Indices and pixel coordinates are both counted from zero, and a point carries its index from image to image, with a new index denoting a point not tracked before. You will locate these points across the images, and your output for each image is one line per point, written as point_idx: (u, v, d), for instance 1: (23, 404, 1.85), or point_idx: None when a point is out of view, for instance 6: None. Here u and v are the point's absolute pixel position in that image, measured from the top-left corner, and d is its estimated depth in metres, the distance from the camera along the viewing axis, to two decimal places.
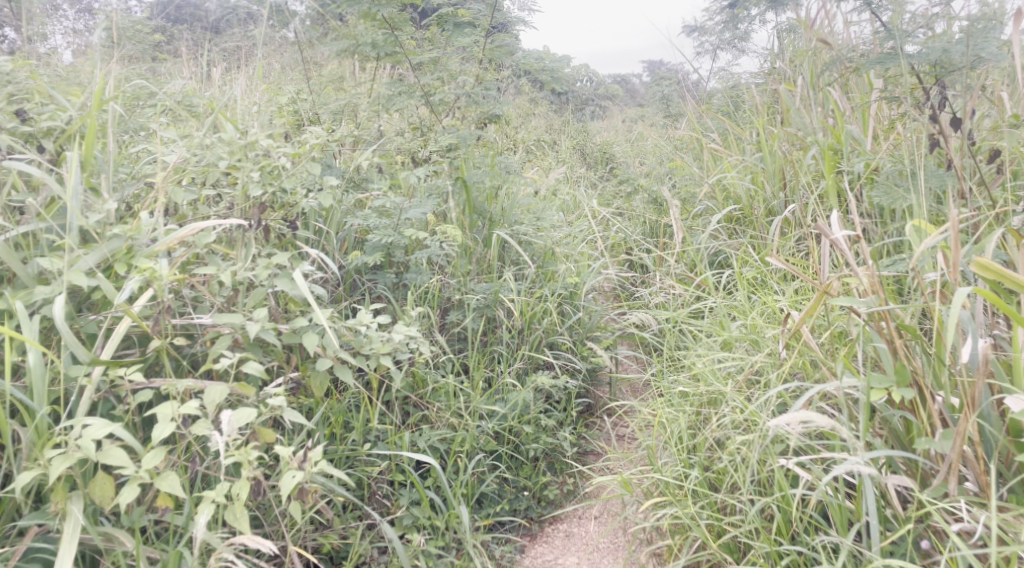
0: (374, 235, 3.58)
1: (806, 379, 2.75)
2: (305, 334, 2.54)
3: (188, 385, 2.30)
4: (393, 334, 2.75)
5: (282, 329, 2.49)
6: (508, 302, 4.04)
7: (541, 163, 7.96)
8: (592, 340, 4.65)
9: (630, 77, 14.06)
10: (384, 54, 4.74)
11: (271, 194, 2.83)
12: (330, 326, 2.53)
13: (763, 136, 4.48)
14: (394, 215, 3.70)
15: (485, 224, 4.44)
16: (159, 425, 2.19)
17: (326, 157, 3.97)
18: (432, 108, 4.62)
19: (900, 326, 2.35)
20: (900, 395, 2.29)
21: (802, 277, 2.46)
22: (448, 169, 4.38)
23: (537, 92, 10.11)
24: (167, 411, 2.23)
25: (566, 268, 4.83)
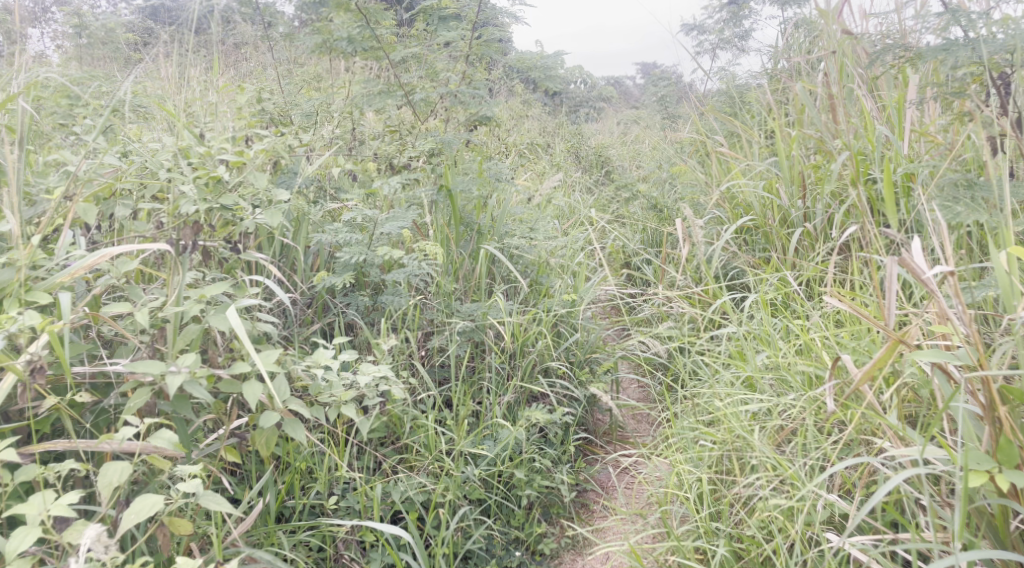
0: (344, 253, 3.18)
1: (856, 436, 2.39)
2: (247, 381, 2.10)
3: (71, 468, 1.96)
4: (358, 378, 2.34)
5: (218, 376, 2.06)
6: (498, 324, 3.65)
7: (534, 167, 7.57)
8: (592, 363, 4.26)
9: (623, 79, 13.68)
10: (362, 50, 4.34)
11: (213, 212, 2.41)
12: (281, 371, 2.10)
13: (777, 139, 4.10)
14: (368, 230, 3.31)
15: (473, 238, 4.05)
16: (21, 534, 1.87)
17: (293, 165, 3.58)
18: (414, 109, 4.22)
19: (1006, 392, 2.03)
20: (1009, 482, 1.97)
21: (868, 319, 2.17)
22: (431, 178, 3.99)
23: (530, 93, 9.71)
24: (34, 512, 1.91)
25: (562, 284, 4.44)
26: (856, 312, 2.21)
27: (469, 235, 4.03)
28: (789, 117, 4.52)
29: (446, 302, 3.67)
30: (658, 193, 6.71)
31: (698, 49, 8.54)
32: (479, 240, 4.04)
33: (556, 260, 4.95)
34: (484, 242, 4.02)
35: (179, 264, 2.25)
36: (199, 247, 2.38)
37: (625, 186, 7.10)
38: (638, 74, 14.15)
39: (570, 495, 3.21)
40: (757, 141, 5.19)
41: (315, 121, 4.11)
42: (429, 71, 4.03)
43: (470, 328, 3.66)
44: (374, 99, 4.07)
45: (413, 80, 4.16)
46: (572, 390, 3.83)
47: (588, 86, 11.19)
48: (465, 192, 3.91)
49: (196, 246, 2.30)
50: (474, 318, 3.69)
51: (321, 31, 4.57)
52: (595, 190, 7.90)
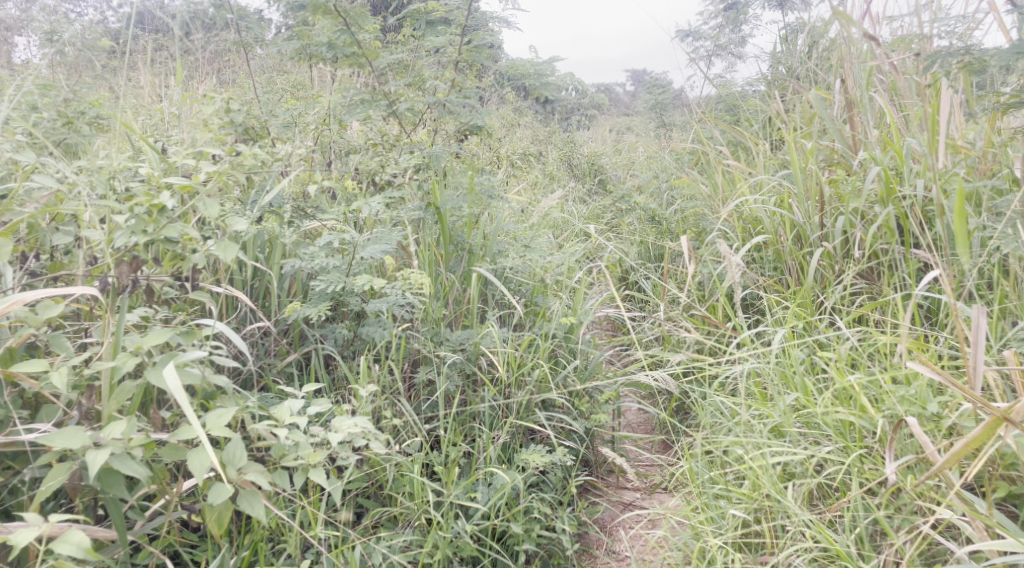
0: (319, 281, 2.88)
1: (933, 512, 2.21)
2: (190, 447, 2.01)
3: None
4: (327, 436, 2.16)
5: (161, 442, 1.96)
6: (490, 354, 3.37)
7: (527, 178, 7.29)
8: (593, 391, 3.99)
9: (613, 86, 13.43)
10: (343, 56, 4.07)
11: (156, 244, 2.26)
12: (234, 435, 1.99)
13: (789, 152, 3.84)
14: (347, 253, 3.02)
15: (464, 258, 3.78)
16: None
17: (266, 184, 3.29)
18: (399, 119, 3.93)
19: None
20: None
21: (965, 392, 2.10)
22: (417, 194, 3.72)
23: (521, 100, 9.45)
24: None
25: (559, 304, 4.18)
26: (949, 382, 2.14)
27: (459, 255, 3.77)
28: (799, 127, 4.26)
29: (435, 330, 3.40)
30: (657, 204, 6.45)
31: (694, 55, 8.29)
32: (470, 260, 3.77)
33: (552, 278, 4.68)
34: (475, 262, 3.75)
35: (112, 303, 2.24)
36: (139, 284, 2.33)
37: (621, 197, 6.84)
38: (629, 81, 13.92)
39: (573, 546, 2.91)
40: (763, 151, 4.94)
41: (293, 133, 3.84)
42: (417, 79, 3.76)
43: (461, 358, 3.39)
44: (357, 109, 3.79)
45: (398, 88, 3.88)
46: (573, 425, 3.58)
47: (580, 92, 10.94)
48: (454, 210, 3.64)
49: (133, 284, 2.29)
50: (465, 347, 3.42)
51: (299, 36, 4.29)
52: (590, 200, 7.62)
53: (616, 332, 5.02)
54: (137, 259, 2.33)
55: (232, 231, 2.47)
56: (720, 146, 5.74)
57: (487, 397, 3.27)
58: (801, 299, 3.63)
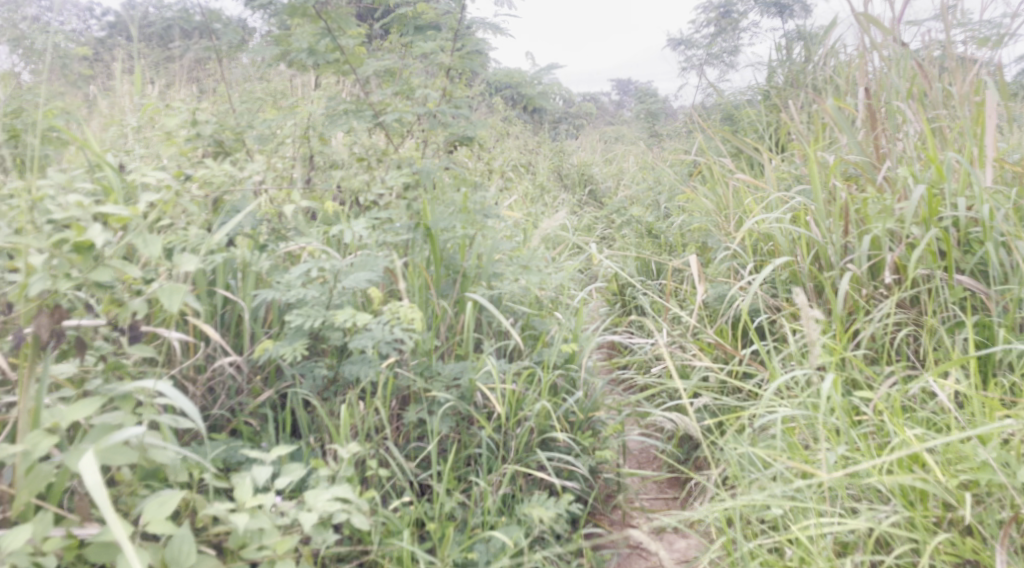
0: (294, 315, 2.54)
1: None
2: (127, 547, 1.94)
3: None
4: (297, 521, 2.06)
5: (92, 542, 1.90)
6: (487, 390, 3.06)
7: (517, 190, 6.99)
8: (596, 424, 3.69)
9: (598, 96, 13.24)
10: (324, 62, 3.74)
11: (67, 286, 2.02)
12: (177, 534, 1.92)
13: (810, 166, 3.56)
14: (327, 282, 2.69)
15: (456, 281, 3.47)
16: None
17: (237, 203, 2.96)
18: (386, 131, 3.62)
19: None
20: None
21: None
22: (406, 213, 3.40)
23: (510, 108, 9.15)
24: None
25: (558, 330, 3.88)
26: None
27: (451, 279, 3.46)
28: (816, 139, 3.98)
29: (426, 363, 3.10)
30: (653, 218, 6.18)
31: (687, 64, 8.03)
32: (464, 284, 3.47)
33: (548, 299, 4.39)
34: (469, 287, 3.45)
35: (36, 362, 2.07)
36: (59, 334, 2.09)
37: (616, 210, 6.56)
38: (615, 90, 13.71)
39: None
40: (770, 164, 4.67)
41: (269, 145, 3.52)
42: (406, 88, 3.45)
43: (455, 394, 3.08)
44: (341, 121, 3.47)
45: (385, 97, 3.57)
46: (577, 465, 3.31)
47: (568, 101, 10.67)
48: (447, 231, 3.32)
49: (52, 337, 2.05)
50: (458, 383, 3.10)
51: (276, 41, 3.97)
52: (582, 213, 7.35)
53: (615, 353, 4.75)
54: (61, 307, 2.08)
55: (197, 264, 2.16)
56: (721, 159, 5.47)
57: (483, 439, 2.98)
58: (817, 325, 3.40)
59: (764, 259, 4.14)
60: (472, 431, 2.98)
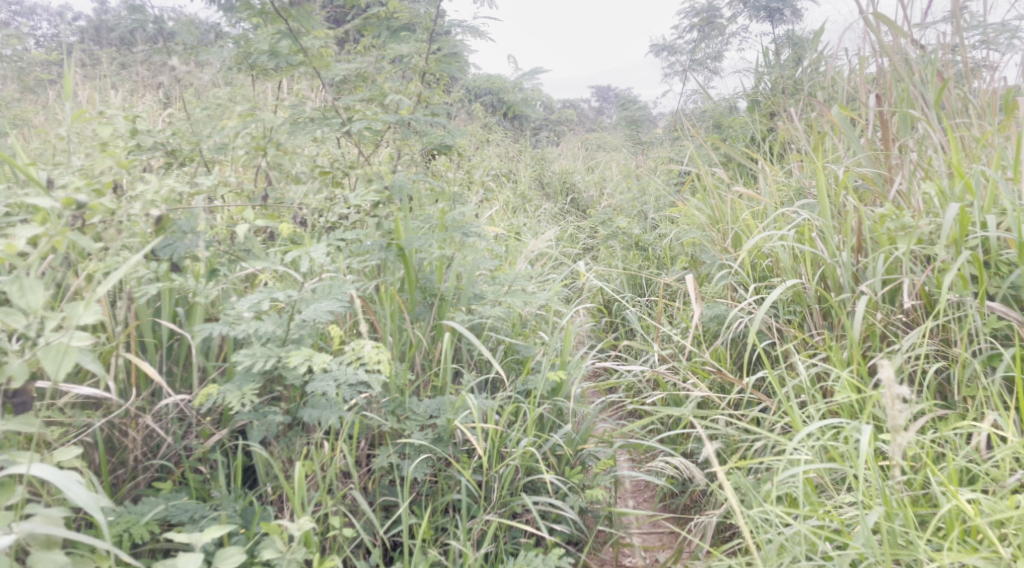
0: (242, 354, 2.22)
1: None
2: None
3: None
4: None
5: None
6: (466, 430, 2.75)
7: (497, 201, 6.71)
8: (585, 460, 3.40)
9: (578, 102, 13.01)
10: (287, 66, 3.42)
11: None
12: None
13: (818, 177, 3.30)
14: (285, 315, 2.38)
15: (432, 306, 3.18)
16: None
17: (184, 225, 2.64)
18: (355, 141, 3.31)
19: None
20: None
21: None
22: (377, 233, 3.10)
23: (489, 114, 8.87)
24: None
25: (544, 356, 3.59)
26: None
27: (427, 304, 3.17)
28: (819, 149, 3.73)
29: (399, 400, 2.80)
30: (640, 229, 5.92)
31: (671, 70, 7.79)
32: (441, 308, 3.18)
33: (532, 319, 4.11)
34: (447, 313, 3.15)
35: None
36: None
37: (601, 221, 6.30)
38: (594, 96, 13.50)
39: None
40: (767, 174, 4.41)
41: (226, 158, 3.20)
42: (378, 94, 3.14)
43: (431, 434, 2.78)
44: (306, 130, 3.17)
45: (355, 104, 3.27)
46: (565, 507, 3.02)
47: (549, 106, 10.41)
48: (422, 252, 3.02)
49: None
50: (435, 422, 2.80)
51: (238, 43, 3.67)
52: (564, 222, 7.08)
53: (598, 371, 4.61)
54: None
55: (93, 317, 2.05)
56: (712, 168, 5.22)
57: (463, 485, 2.68)
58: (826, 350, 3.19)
59: (762, 278, 3.90)
60: (450, 474, 2.68)
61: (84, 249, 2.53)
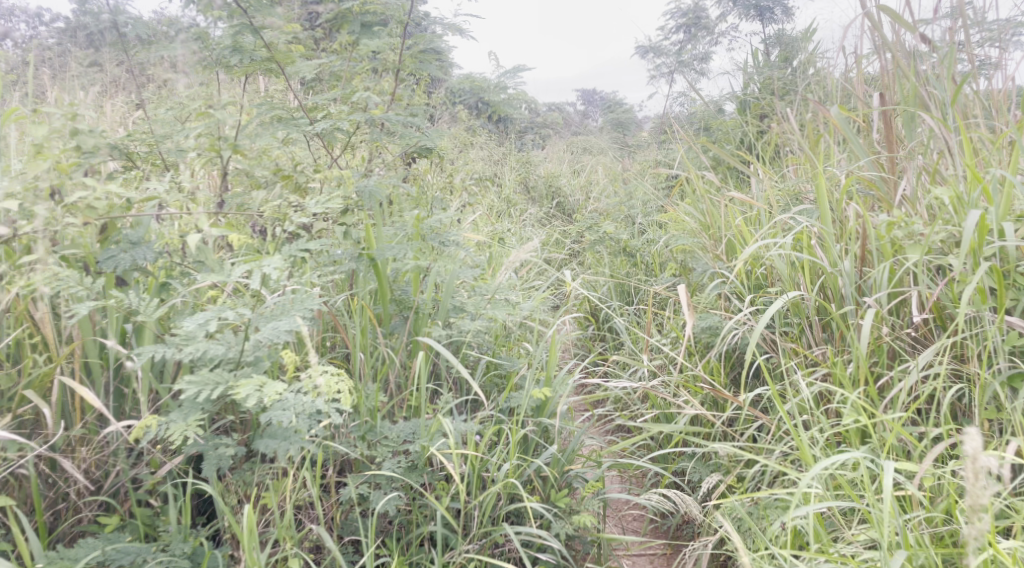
0: (186, 382, 1.99)
1: None
2: None
3: None
4: None
5: None
6: (442, 457, 2.53)
7: (480, 205, 6.50)
8: (572, 483, 3.20)
9: (563, 106, 12.84)
10: (251, 62, 3.20)
11: None
12: None
13: (818, 182, 3.11)
14: (238, 335, 2.15)
15: (407, 320, 2.96)
16: None
17: (130, 231, 2.40)
18: (323, 142, 3.09)
19: None
20: None
21: None
22: (347, 242, 2.88)
23: (474, 117, 8.66)
24: None
25: (527, 371, 3.38)
26: None
27: (401, 317, 2.95)
28: (818, 152, 3.54)
29: (369, 423, 2.58)
30: (627, 234, 5.73)
31: (657, 72, 7.60)
32: (416, 322, 2.96)
33: (515, 331, 3.89)
34: (423, 327, 2.93)
35: None
36: None
37: (587, 226, 6.11)
38: (579, 100, 13.33)
39: None
40: (759, 177, 4.23)
41: (184, 161, 2.97)
42: (346, 93, 2.92)
43: (404, 462, 2.56)
44: (270, 131, 2.94)
45: (323, 103, 3.04)
46: (548, 538, 2.77)
47: (534, 108, 10.20)
48: (395, 262, 2.80)
49: None
50: (408, 449, 2.58)
51: (200, 38, 3.44)
52: (549, 227, 6.88)
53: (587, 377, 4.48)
54: None
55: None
56: (702, 172, 5.04)
57: (439, 515, 2.46)
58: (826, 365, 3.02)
59: (757, 287, 3.71)
60: (426, 504, 2.47)
61: (16, 259, 2.29)
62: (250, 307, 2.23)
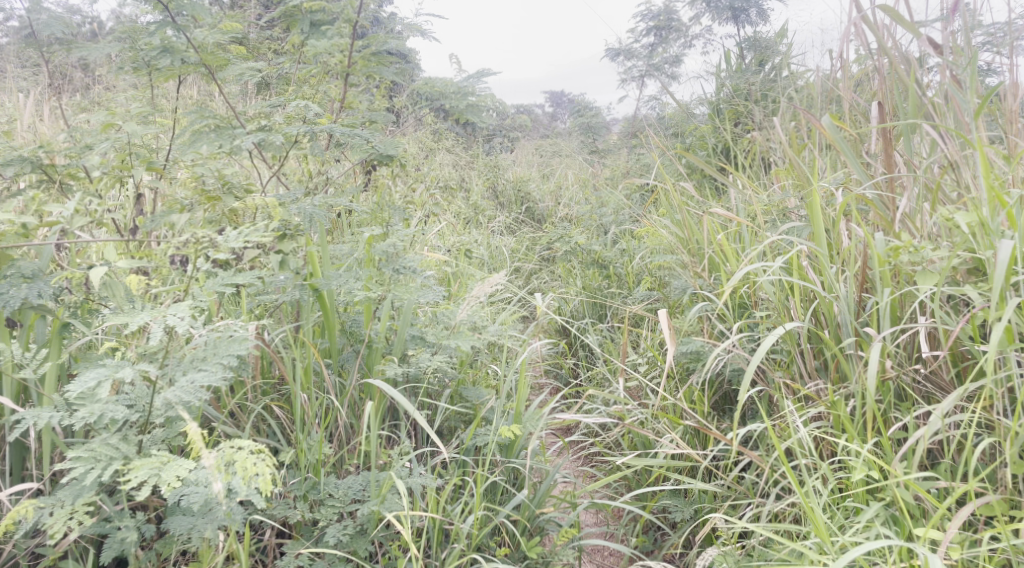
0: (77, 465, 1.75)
1: None
2: None
3: None
4: None
5: None
6: (396, 520, 2.21)
7: (446, 214, 6.18)
8: (544, 530, 2.91)
9: (532, 108, 12.54)
10: (183, 63, 2.86)
11: None
12: None
13: (814, 198, 2.85)
14: (150, 397, 1.85)
15: (359, 354, 2.64)
16: None
17: (27, 262, 2.05)
18: (263, 154, 2.76)
19: None
20: None
21: None
22: (288, 268, 2.56)
23: (440, 120, 8.32)
24: None
25: (494, 405, 3.09)
26: None
27: (351, 352, 2.64)
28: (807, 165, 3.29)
29: (312, 480, 2.28)
30: (600, 245, 5.44)
31: (628, 75, 7.33)
32: (368, 358, 2.65)
33: (481, 356, 3.59)
34: (375, 363, 2.62)
35: None
36: None
37: (557, 236, 5.81)
38: (548, 103, 13.04)
39: None
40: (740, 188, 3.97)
41: (103, 176, 2.61)
42: (288, 101, 2.60)
43: (352, 525, 2.25)
44: (201, 144, 2.61)
45: (262, 111, 2.72)
46: None
47: (503, 111, 9.88)
48: (343, 292, 2.49)
49: None
50: (357, 510, 2.26)
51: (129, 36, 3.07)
52: (518, 236, 6.58)
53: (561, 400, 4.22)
54: None
55: None
56: (678, 181, 4.77)
57: None
58: (820, 398, 2.79)
59: (742, 309, 3.47)
60: None
61: None
62: (166, 355, 1.91)
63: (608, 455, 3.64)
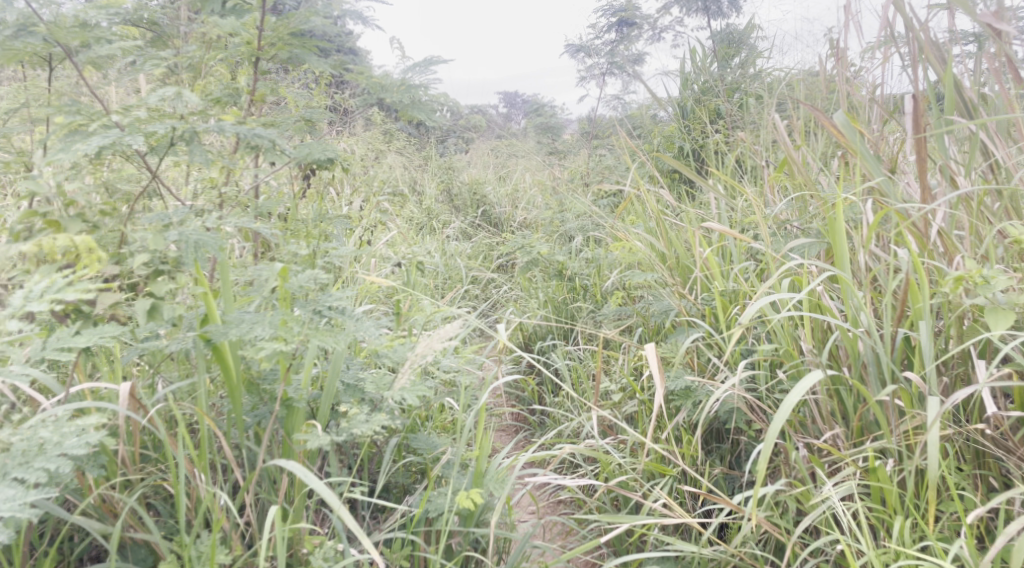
0: None
1: None
2: None
3: None
4: None
5: None
6: None
7: (394, 219, 5.60)
8: None
9: (485, 107, 11.97)
10: (48, 41, 2.27)
11: None
12: None
13: (836, 212, 2.35)
14: None
15: (275, 417, 2.08)
16: None
17: None
18: (149, 160, 2.18)
19: None
20: None
21: None
22: (176, 311, 2.00)
23: (391, 119, 7.73)
24: None
25: (448, 464, 2.54)
26: None
27: (265, 410, 2.08)
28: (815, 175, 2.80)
29: None
30: (565, 256, 4.91)
31: (587, 73, 6.82)
32: (287, 420, 2.09)
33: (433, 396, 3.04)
34: (294, 428, 2.07)
35: None
36: None
37: (516, 245, 5.27)
38: (502, 103, 12.50)
39: None
40: (727, 196, 3.47)
41: None
42: (166, 91, 2.04)
43: None
44: (63, 148, 2.04)
45: (140, 106, 2.14)
46: None
47: (456, 110, 9.31)
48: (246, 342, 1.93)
49: None
50: None
51: None
52: (475, 243, 6.02)
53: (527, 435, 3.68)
54: None
55: None
56: (651, 187, 4.26)
57: None
58: (842, 452, 2.29)
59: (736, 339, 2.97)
60: None
61: None
62: None
63: (581, 503, 3.09)
